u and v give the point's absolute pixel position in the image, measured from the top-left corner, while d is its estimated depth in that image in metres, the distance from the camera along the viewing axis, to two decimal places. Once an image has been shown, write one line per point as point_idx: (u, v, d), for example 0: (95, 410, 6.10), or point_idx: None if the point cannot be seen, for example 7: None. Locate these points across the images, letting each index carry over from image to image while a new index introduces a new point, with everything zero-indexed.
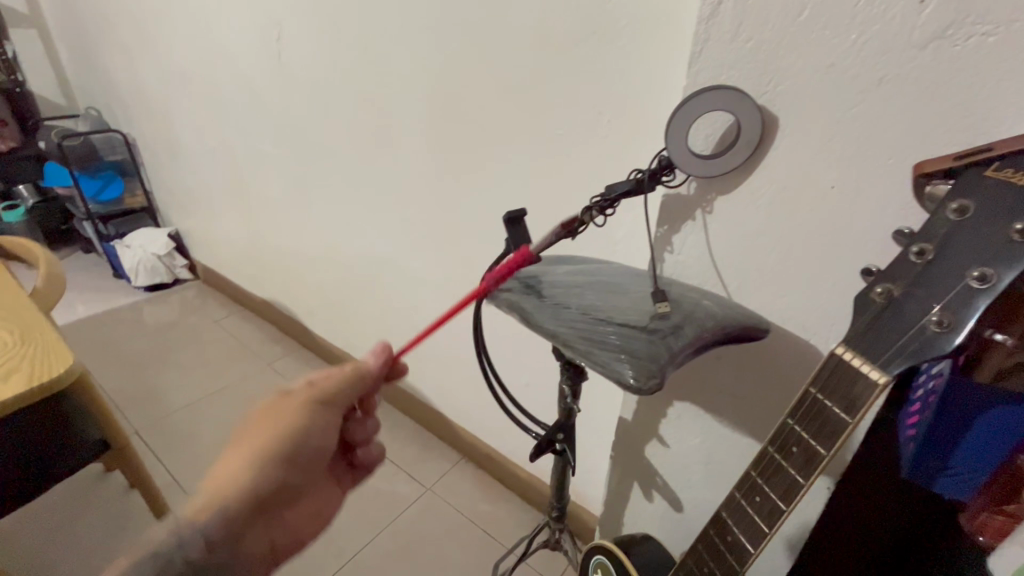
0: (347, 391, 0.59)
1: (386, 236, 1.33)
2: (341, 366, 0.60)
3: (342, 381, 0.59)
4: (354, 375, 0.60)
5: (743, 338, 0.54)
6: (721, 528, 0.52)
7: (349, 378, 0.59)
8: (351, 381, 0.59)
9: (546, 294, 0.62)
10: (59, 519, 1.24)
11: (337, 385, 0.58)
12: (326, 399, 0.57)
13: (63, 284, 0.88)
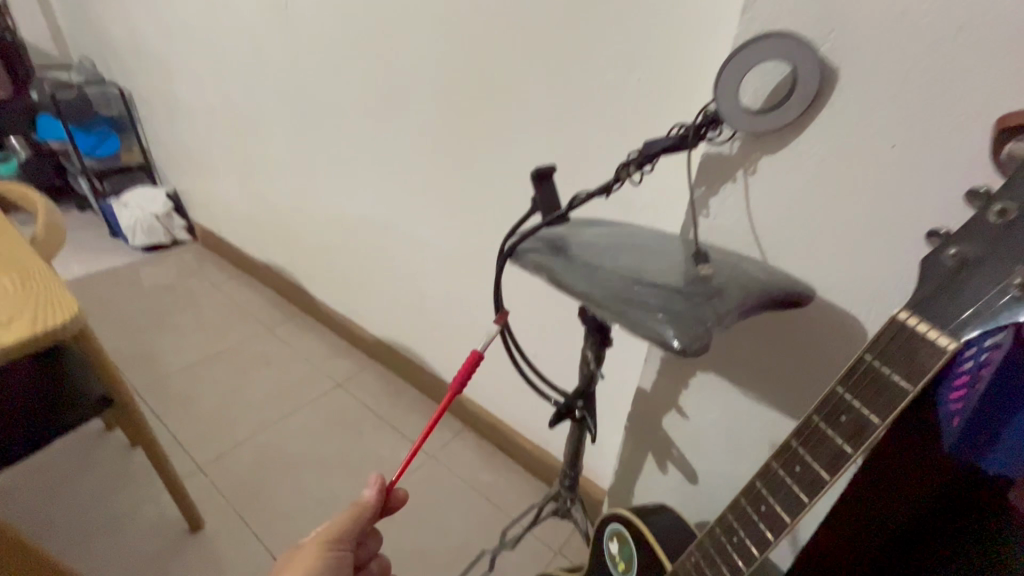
0: (353, 527, 0.61)
1: (394, 200, 1.28)
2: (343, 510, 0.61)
3: (345, 522, 0.60)
4: (356, 512, 0.61)
5: (786, 305, 0.52)
6: (755, 498, 0.50)
7: (352, 517, 0.61)
8: (354, 520, 0.61)
9: (575, 255, 0.58)
10: (59, 478, 1.23)
11: (344, 526, 0.60)
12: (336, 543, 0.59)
13: (63, 236, 0.84)
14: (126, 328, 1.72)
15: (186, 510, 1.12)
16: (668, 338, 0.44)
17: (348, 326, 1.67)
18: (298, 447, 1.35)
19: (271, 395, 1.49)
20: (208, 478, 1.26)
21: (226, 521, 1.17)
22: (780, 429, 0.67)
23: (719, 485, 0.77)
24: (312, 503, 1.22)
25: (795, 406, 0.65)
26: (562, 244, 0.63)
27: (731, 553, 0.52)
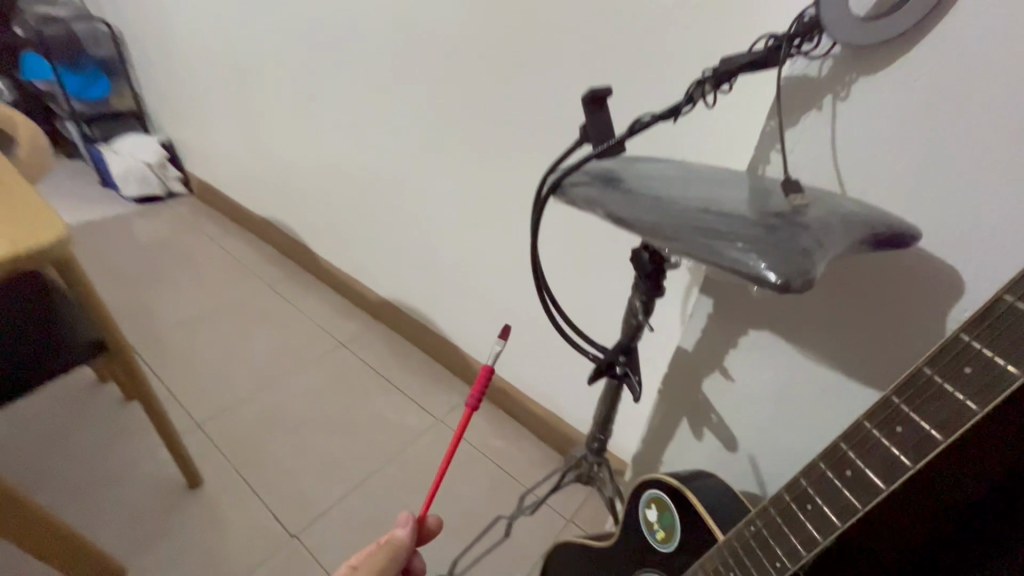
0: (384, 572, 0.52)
1: (407, 145, 1.18)
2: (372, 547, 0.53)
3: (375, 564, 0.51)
4: (386, 554, 0.52)
5: (895, 243, 0.44)
6: (838, 460, 0.45)
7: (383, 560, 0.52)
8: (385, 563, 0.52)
9: (638, 190, 0.51)
10: (49, 430, 1.17)
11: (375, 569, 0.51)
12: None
13: (49, 159, 0.76)
14: (117, 279, 1.64)
15: (184, 465, 1.07)
16: (764, 272, 0.37)
17: (351, 285, 1.59)
18: (301, 407, 1.29)
19: (272, 354, 1.43)
20: (207, 435, 1.21)
21: (225, 479, 1.12)
22: (841, 393, 0.61)
23: (762, 454, 0.72)
24: (315, 463, 1.17)
25: (864, 368, 0.59)
26: (615, 179, 0.56)
27: (804, 522, 0.47)
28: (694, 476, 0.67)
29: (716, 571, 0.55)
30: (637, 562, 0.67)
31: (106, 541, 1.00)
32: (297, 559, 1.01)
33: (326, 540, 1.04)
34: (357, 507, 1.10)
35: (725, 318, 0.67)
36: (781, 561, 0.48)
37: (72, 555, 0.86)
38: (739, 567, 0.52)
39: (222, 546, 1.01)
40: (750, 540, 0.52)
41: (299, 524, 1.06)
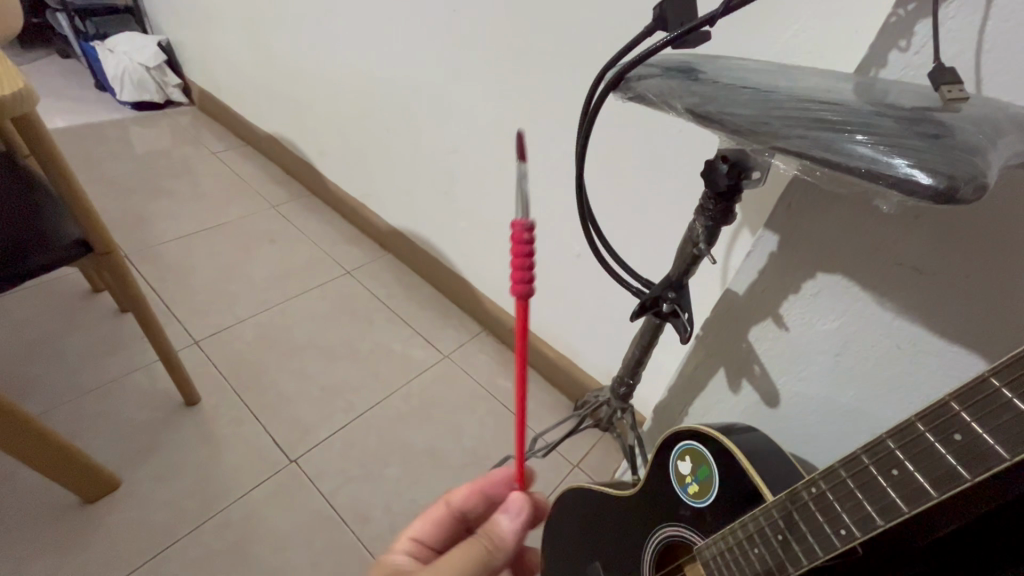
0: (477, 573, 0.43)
1: (427, 50, 1.04)
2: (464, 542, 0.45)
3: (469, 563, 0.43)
4: (484, 546, 0.44)
5: None
6: (943, 422, 0.37)
7: (480, 556, 0.44)
8: (482, 562, 0.44)
9: (718, 80, 0.42)
10: (37, 336, 1.11)
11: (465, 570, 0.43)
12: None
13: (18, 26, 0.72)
14: (111, 188, 1.54)
15: (179, 381, 1.02)
16: (912, 172, 0.29)
17: (358, 212, 1.50)
18: (303, 332, 1.23)
19: (274, 276, 1.35)
20: (204, 353, 1.16)
21: (222, 399, 1.08)
22: (917, 351, 0.54)
23: (806, 410, 0.66)
24: (316, 390, 1.12)
25: (954, 325, 0.50)
26: (693, 69, 0.45)
27: (884, 489, 0.40)
28: (735, 428, 0.61)
29: (760, 533, 0.49)
30: (662, 515, 0.62)
31: (97, 452, 0.96)
32: (295, 483, 0.97)
33: (326, 467, 1.01)
34: (359, 436, 1.06)
35: (790, 258, 0.59)
36: (846, 529, 0.42)
37: (57, 464, 0.82)
38: (791, 530, 0.46)
39: (219, 465, 0.98)
40: (808, 504, 0.45)
41: (298, 449, 1.02)
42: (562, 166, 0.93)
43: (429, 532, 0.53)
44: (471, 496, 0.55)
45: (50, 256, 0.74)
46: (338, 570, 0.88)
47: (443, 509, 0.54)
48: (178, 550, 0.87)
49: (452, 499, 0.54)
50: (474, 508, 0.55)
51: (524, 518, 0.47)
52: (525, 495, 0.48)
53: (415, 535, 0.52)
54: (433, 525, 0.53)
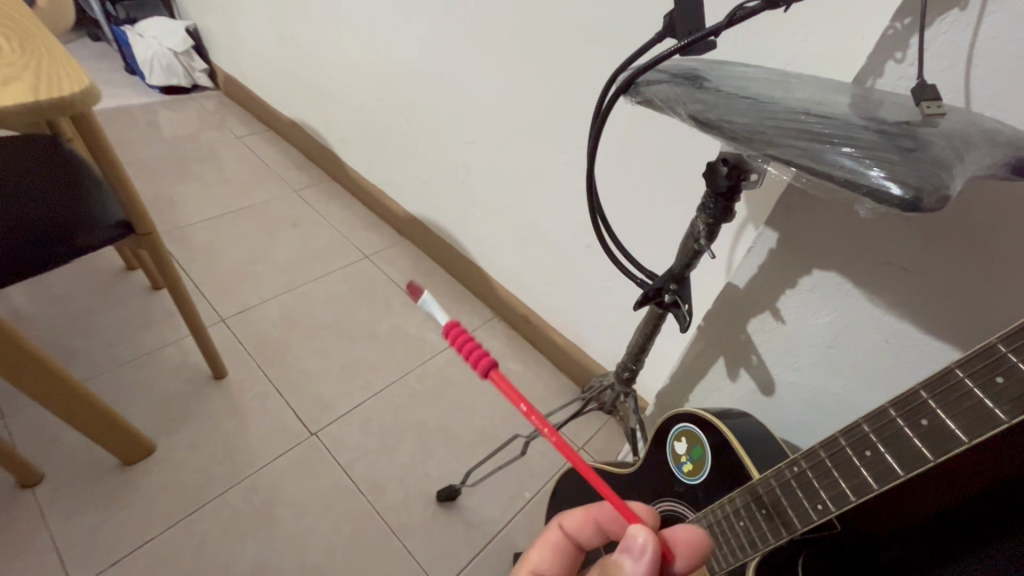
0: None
1: (448, 41, 1.07)
2: None
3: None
4: None
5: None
6: (912, 409, 0.40)
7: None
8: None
9: (720, 88, 0.44)
10: (77, 310, 1.18)
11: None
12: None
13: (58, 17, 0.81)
14: (142, 170, 1.60)
15: (209, 355, 1.08)
16: (885, 183, 0.32)
17: (377, 198, 1.55)
18: (324, 312, 1.29)
19: (296, 259, 1.41)
20: (231, 331, 1.22)
21: (248, 373, 1.14)
22: (903, 345, 0.57)
23: (800, 398, 0.70)
24: (336, 368, 1.18)
25: (936, 322, 0.54)
26: (699, 77, 0.48)
27: (858, 468, 0.43)
28: (729, 413, 0.65)
29: (746, 508, 0.53)
30: (658, 491, 0.67)
31: (134, 419, 1.03)
32: (316, 454, 1.04)
33: (345, 440, 1.07)
34: (376, 413, 1.12)
35: (788, 255, 0.62)
36: (822, 504, 0.46)
37: (101, 428, 0.89)
38: (773, 505, 0.51)
39: (246, 435, 1.05)
40: (790, 481, 0.49)
41: (319, 423, 1.09)
42: (576, 159, 0.96)
43: (549, 562, 0.51)
44: (585, 524, 0.51)
45: (97, 234, 0.79)
46: (355, 536, 0.94)
47: (556, 535, 0.52)
48: (208, 511, 0.94)
49: (565, 523, 0.52)
50: (589, 535, 0.51)
51: (650, 560, 0.41)
52: (650, 532, 0.42)
53: (536, 567, 0.51)
54: (551, 554, 0.51)
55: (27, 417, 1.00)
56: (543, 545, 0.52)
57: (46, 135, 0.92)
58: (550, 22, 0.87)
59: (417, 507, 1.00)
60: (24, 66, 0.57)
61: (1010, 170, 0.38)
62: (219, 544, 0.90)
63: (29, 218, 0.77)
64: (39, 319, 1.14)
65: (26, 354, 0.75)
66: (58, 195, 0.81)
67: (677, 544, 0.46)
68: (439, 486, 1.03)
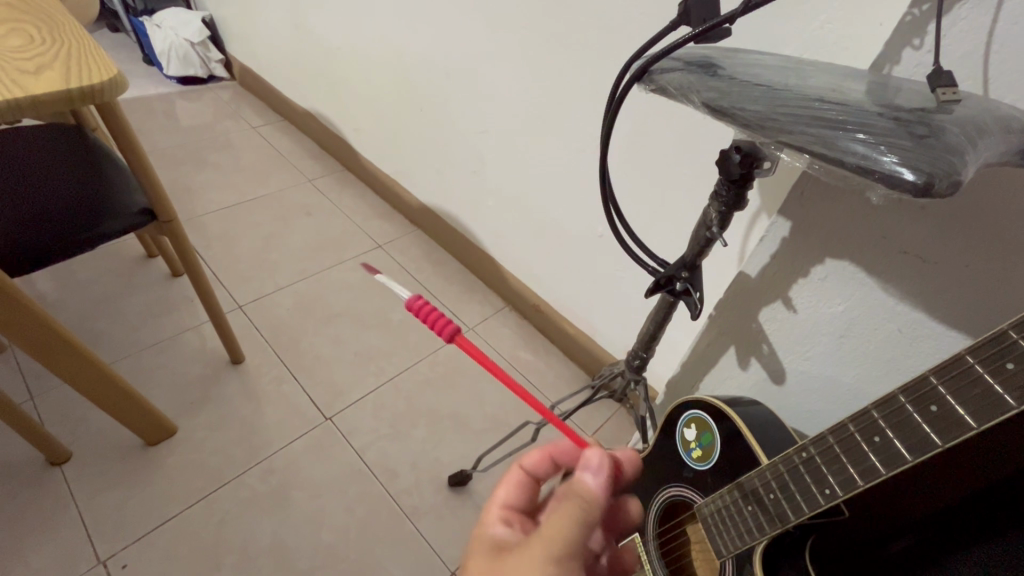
0: (578, 533, 0.44)
1: (462, 30, 1.07)
2: (556, 509, 0.45)
3: (569, 528, 0.44)
4: (581, 508, 0.45)
5: None
6: (921, 394, 0.41)
7: (580, 518, 0.44)
8: (581, 524, 0.44)
9: (733, 76, 0.45)
10: (100, 295, 1.21)
11: (570, 534, 0.44)
12: (566, 561, 0.43)
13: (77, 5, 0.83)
14: (160, 159, 1.63)
15: (227, 341, 1.11)
16: (898, 169, 0.32)
17: (390, 187, 1.56)
18: (338, 300, 1.31)
19: (311, 247, 1.43)
20: (248, 317, 1.25)
21: (265, 359, 1.17)
22: (917, 335, 0.57)
23: (810, 387, 0.71)
24: (350, 355, 1.21)
25: (950, 310, 0.54)
26: (713, 64, 0.48)
27: (867, 453, 0.44)
28: (739, 401, 0.66)
29: (754, 493, 0.54)
30: (666, 476, 0.68)
31: (156, 401, 1.07)
32: (331, 438, 1.06)
33: (359, 425, 1.09)
34: (389, 399, 1.14)
35: (801, 244, 0.62)
36: (830, 488, 0.47)
37: (126, 409, 0.92)
38: (781, 490, 0.51)
39: (263, 418, 1.08)
40: (798, 466, 0.50)
41: (334, 407, 1.11)
42: (589, 148, 0.97)
43: (515, 496, 0.55)
44: (543, 460, 0.57)
45: (122, 222, 0.82)
46: (369, 517, 0.97)
47: (517, 473, 0.56)
48: (227, 490, 0.97)
49: (524, 463, 0.57)
50: (546, 469, 0.57)
51: (607, 473, 0.48)
52: (601, 451, 0.49)
53: (504, 503, 0.55)
54: (514, 489, 0.56)
55: (54, 397, 1.04)
56: (506, 483, 0.56)
57: (71, 124, 0.94)
58: (564, 10, 0.87)
59: (428, 491, 1.02)
60: (55, 56, 0.59)
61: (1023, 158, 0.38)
62: (237, 522, 0.93)
63: (58, 205, 0.79)
64: (64, 304, 1.18)
65: (57, 337, 0.78)
66: (84, 183, 0.83)
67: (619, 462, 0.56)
68: (450, 471, 1.05)
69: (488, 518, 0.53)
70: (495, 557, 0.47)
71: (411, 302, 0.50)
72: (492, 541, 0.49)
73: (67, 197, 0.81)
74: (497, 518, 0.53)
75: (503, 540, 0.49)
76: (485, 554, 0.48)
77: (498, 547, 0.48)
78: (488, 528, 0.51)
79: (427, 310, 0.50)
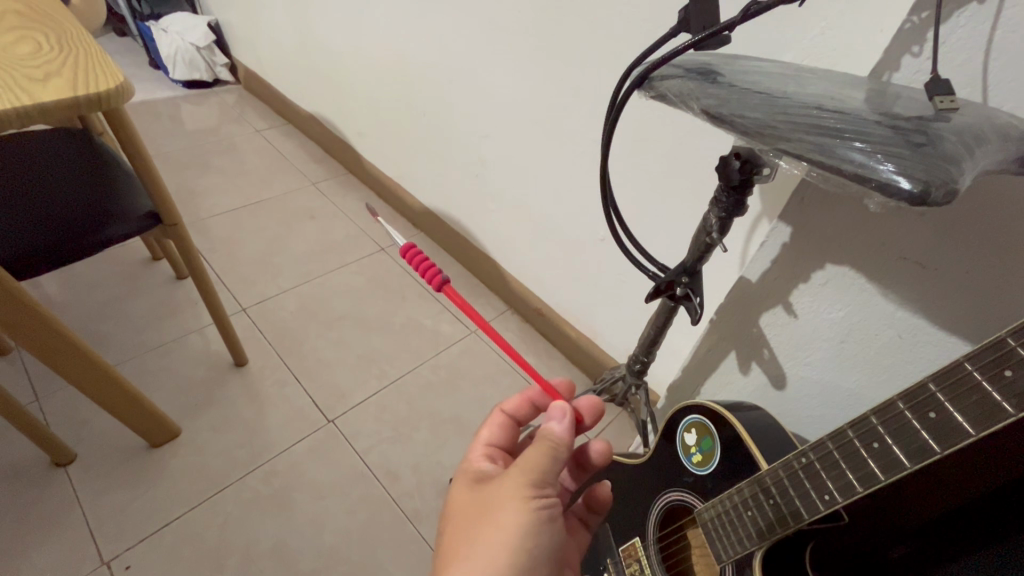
0: (548, 468, 0.50)
1: (465, 35, 1.08)
2: (530, 449, 0.51)
3: (541, 462, 0.50)
4: (550, 449, 0.51)
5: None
6: (921, 401, 0.41)
7: (550, 455, 0.50)
8: (550, 459, 0.50)
9: (731, 83, 0.45)
10: (105, 298, 1.22)
11: (542, 467, 0.50)
12: (538, 489, 0.49)
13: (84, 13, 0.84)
14: (165, 163, 1.64)
15: (231, 344, 1.12)
16: (894, 177, 0.32)
17: (393, 190, 1.57)
18: (341, 303, 1.32)
19: (315, 251, 1.44)
20: (252, 320, 1.25)
21: (268, 361, 1.18)
22: (918, 340, 0.57)
23: (812, 392, 0.71)
24: (352, 358, 1.21)
25: (952, 317, 0.54)
26: (712, 72, 0.48)
27: (866, 459, 0.44)
28: (740, 406, 0.66)
29: (754, 498, 0.54)
30: (666, 481, 0.68)
31: (160, 404, 1.07)
32: (333, 441, 1.07)
33: (361, 428, 1.10)
34: (391, 402, 1.15)
35: (801, 250, 0.62)
36: (829, 495, 0.47)
37: (129, 411, 0.93)
38: (781, 495, 0.51)
39: (266, 421, 1.08)
40: (797, 472, 0.50)
41: (336, 411, 1.11)
42: (590, 153, 0.97)
43: (497, 436, 0.61)
44: (523, 404, 0.63)
45: (128, 226, 0.82)
46: (370, 520, 0.97)
47: (500, 416, 0.62)
48: (229, 493, 0.97)
49: (505, 407, 0.63)
50: (526, 413, 0.64)
51: (571, 418, 0.53)
52: (566, 401, 0.54)
53: (487, 442, 0.60)
54: (497, 429, 0.61)
55: (60, 399, 1.05)
56: (490, 424, 0.62)
57: (78, 129, 0.95)
58: (567, 17, 0.87)
59: (430, 493, 1.02)
60: (63, 64, 0.60)
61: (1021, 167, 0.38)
62: (239, 524, 0.94)
63: (65, 210, 0.80)
64: (70, 307, 1.19)
65: (63, 339, 0.79)
66: (90, 187, 0.84)
67: (583, 410, 0.61)
68: (452, 474, 1.05)
69: (472, 454, 0.59)
70: (476, 484, 0.52)
71: (404, 248, 0.63)
72: (475, 472, 0.55)
73: (74, 202, 0.82)
74: (481, 454, 0.58)
75: (486, 471, 0.54)
76: (467, 482, 0.53)
77: (480, 477, 0.54)
78: (473, 462, 0.57)
79: (418, 259, 0.63)
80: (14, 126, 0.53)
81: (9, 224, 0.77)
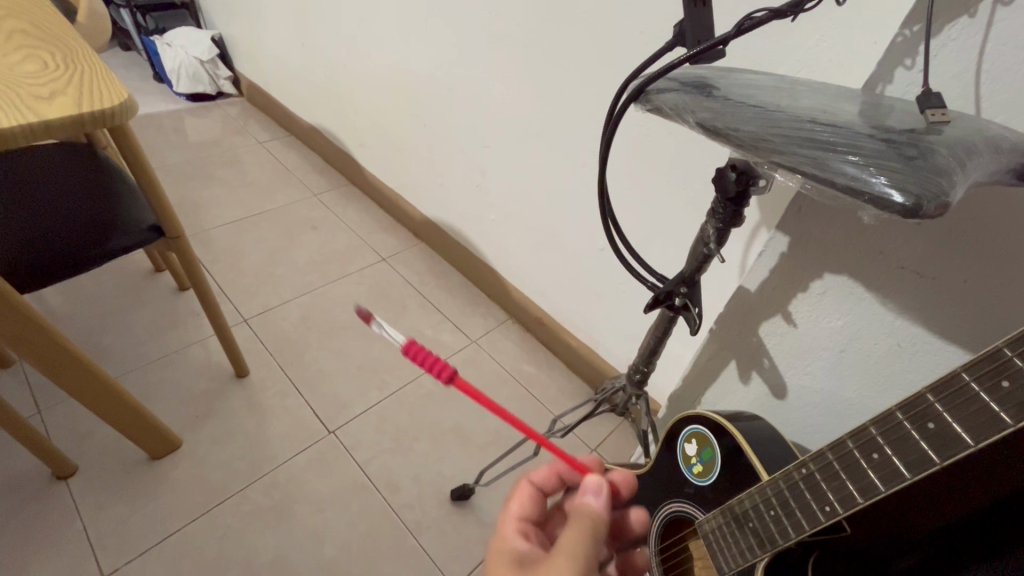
0: (592, 546, 0.50)
1: (466, 48, 1.09)
2: (574, 527, 0.51)
3: (584, 542, 0.50)
4: (590, 524, 0.52)
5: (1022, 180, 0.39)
6: (919, 411, 0.40)
7: (592, 535, 0.51)
8: (592, 538, 0.50)
9: (725, 97, 0.45)
10: (108, 310, 1.23)
11: (585, 549, 0.49)
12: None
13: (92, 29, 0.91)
14: (168, 175, 1.65)
15: (233, 355, 1.12)
16: (888, 192, 0.33)
17: (394, 201, 1.58)
18: (342, 313, 1.32)
19: (315, 261, 1.45)
20: (253, 331, 1.25)
21: (269, 372, 1.18)
22: (914, 348, 0.58)
23: (814, 403, 0.71)
24: (353, 368, 1.21)
25: (947, 327, 0.54)
26: (706, 85, 0.48)
27: (866, 470, 0.44)
28: (740, 416, 0.66)
29: (755, 508, 0.54)
30: (667, 493, 0.67)
31: (162, 415, 1.07)
32: (333, 452, 1.06)
33: (361, 439, 1.09)
34: (392, 412, 1.14)
35: (800, 261, 0.62)
36: (830, 506, 0.46)
37: (133, 424, 0.93)
38: (782, 507, 0.51)
39: (267, 432, 1.08)
40: (798, 482, 0.50)
41: (337, 421, 1.11)
42: (590, 164, 0.97)
43: (527, 508, 0.61)
44: (550, 475, 0.65)
45: (130, 239, 0.83)
46: (371, 531, 0.97)
47: (528, 487, 0.63)
48: (230, 505, 0.97)
49: (533, 478, 0.65)
50: (553, 484, 0.65)
51: (606, 493, 0.54)
52: (600, 476, 0.56)
53: (519, 516, 0.60)
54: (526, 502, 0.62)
55: (62, 411, 1.05)
56: (519, 496, 0.62)
57: (83, 145, 0.96)
58: (565, 32, 0.89)
59: (432, 505, 1.02)
60: (68, 82, 0.61)
61: (1013, 176, 0.39)
62: (239, 535, 0.93)
63: (69, 222, 0.81)
64: (74, 319, 1.20)
65: (66, 351, 0.79)
66: (91, 202, 0.85)
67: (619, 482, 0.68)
68: (452, 485, 1.05)
69: (506, 529, 0.58)
70: (518, 566, 0.52)
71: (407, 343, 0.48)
72: (514, 550, 0.54)
73: (75, 217, 0.82)
74: (514, 529, 0.58)
75: (524, 551, 0.54)
76: (507, 561, 0.53)
77: (522, 559, 0.52)
78: (509, 540, 0.56)
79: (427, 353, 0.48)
80: (18, 143, 0.54)
81: (13, 236, 0.78)
